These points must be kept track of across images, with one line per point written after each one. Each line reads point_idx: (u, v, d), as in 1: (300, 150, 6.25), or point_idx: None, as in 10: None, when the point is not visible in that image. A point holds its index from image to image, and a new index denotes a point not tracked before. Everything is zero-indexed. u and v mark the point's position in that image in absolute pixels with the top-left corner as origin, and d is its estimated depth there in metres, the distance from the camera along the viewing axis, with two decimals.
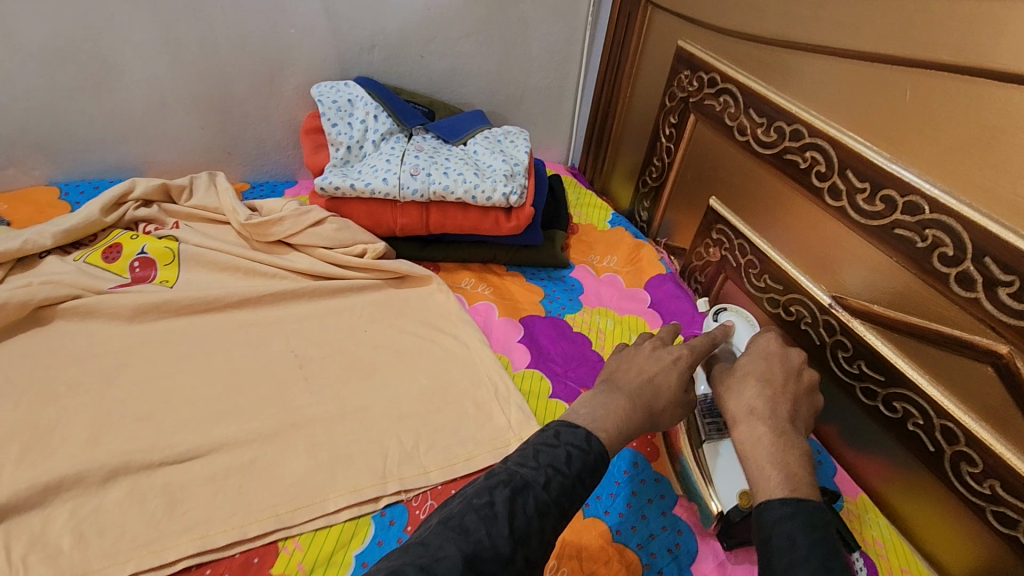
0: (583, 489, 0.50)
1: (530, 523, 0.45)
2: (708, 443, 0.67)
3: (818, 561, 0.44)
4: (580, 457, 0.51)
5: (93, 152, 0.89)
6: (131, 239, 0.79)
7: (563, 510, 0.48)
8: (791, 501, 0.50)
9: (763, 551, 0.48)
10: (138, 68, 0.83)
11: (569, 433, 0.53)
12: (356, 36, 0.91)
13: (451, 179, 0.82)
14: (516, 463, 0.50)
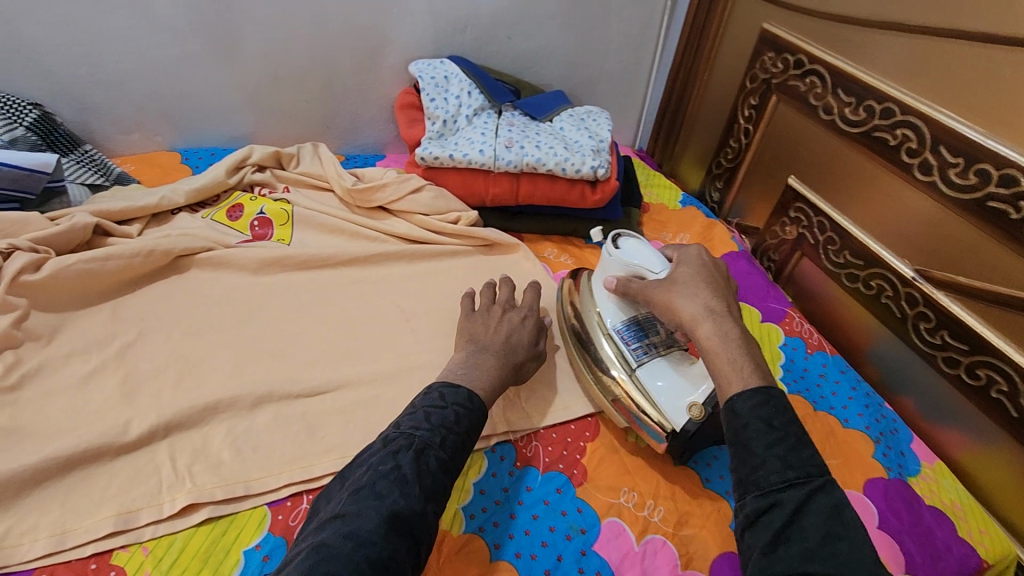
0: (470, 443, 0.56)
1: (435, 479, 0.50)
2: (643, 365, 0.65)
3: (796, 443, 0.47)
4: (465, 414, 0.56)
5: (210, 123, 0.96)
6: (251, 201, 0.86)
7: (460, 461, 0.54)
8: (767, 391, 0.50)
9: (742, 439, 0.48)
10: (257, 43, 0.89)
11: (452, 393, 0.57)
12: (453, 16, 0.96)
13: (543, 152, 0.87)
14: (410, 427, 0.53)
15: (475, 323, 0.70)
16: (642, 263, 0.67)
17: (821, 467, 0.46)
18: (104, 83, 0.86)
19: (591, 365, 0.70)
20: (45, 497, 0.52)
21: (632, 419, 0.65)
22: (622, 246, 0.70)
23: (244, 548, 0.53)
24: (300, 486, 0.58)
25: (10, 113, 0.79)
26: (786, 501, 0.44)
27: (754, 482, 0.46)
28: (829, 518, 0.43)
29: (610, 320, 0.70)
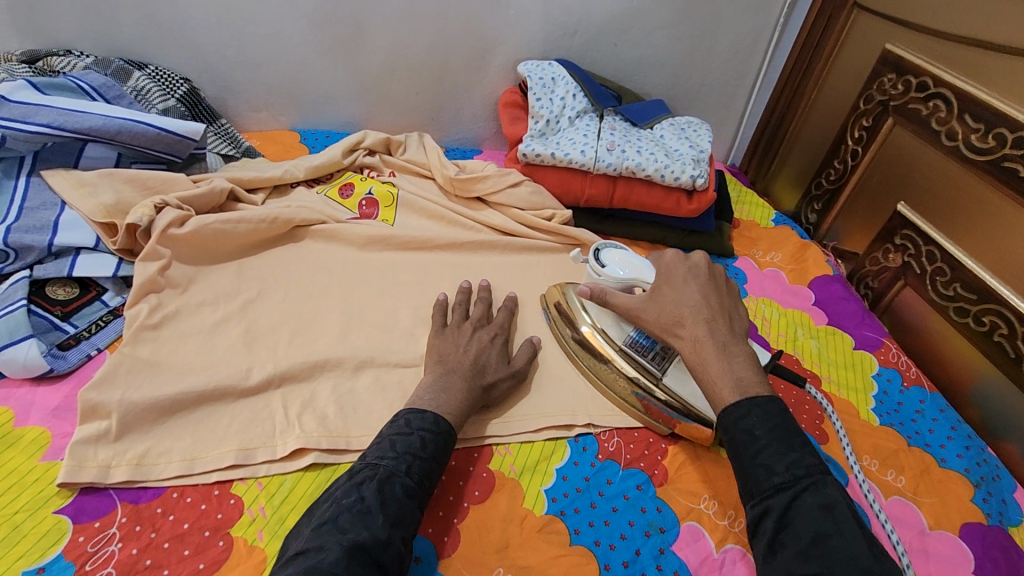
0: (439, 465, 0.55)
1: (399, 506, 0.49)
2: (667, 371, 0.66)
3: (784, 447, 0.49)
4: (433, 437, 0.55)
5: (328, 108, 1.03)
6: (361, 181, 0.92)
7: (427, 488, 0.53)
8: (743, 404, 0.52)
9: (734, 449, 0.51)
10: (379, 36, 0.95)
11: (418, 418, 0.56)
12: (565, 20, 0.98)
13: (644, 157, 0.88)
14: (376, 458, 0.53)
15: (447, 340, 0.67)
16: (634, 274, 0.67)
17: (809, 468, 0.48)
18: (243, 65, 0.95)
19: (614, 383, 0.69)
20: (177, 426, 0.58)
21: (676, 422, 0.66)
22: (608, 262, 0.69)
23: None
24: None
25: (167, 86, 0.89)
26: (773, 508, 0.47)
27: (750, 492, 0.50)
28: (818, 518, 0.46)
29: (618, 335, 0.69)
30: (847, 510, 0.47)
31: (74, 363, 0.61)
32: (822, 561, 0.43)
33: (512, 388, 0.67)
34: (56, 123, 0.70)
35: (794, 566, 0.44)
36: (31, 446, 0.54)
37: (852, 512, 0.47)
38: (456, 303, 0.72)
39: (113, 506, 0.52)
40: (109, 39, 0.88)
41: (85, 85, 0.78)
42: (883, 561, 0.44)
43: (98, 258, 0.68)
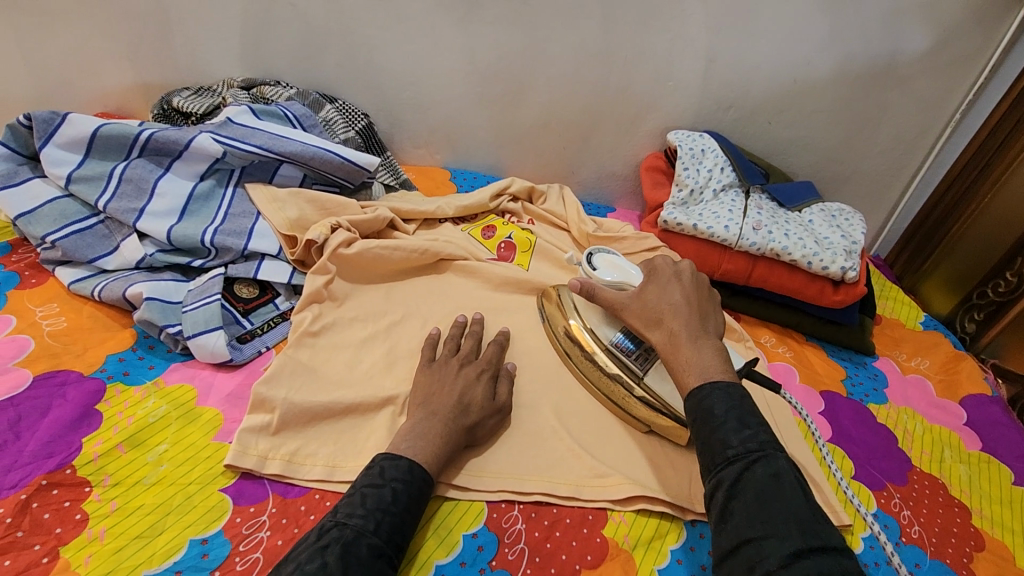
0: (409, 522, 0.52)
1: (365, 567, 0.46)
2: (648, 371, 0.69)
3: (740, 423, 0.50)
4: (405, 489, 0.53)
5: (481, 151, 1.10)
6: (503, 225, 0.96)
7: (397, 547, 0.50)
8: (706, 387, 0.53)
9: (696, 429, 0.52)
10: (541, 94, 1.01)
11: (392, 466, 0.54)
12: (721, 96, 0.99)
13: (792, 242, 0.86)
14: (345, 514, 0.50)
15: (432, 376, 0.66)
16: (622, 277, 0.72)
17: (762, 442, 0.49)
18: (415, 107, 1.04)
19: (598, 380, 0.72)
20: (323, 432, 0.63)
21: (652, 421, 0.68)
22: (598, 265, 0.75)
23: (463, 533, 0.58)
24: (513, 495, 0.62)
25: (349, 119, 0.99)
26: (724, 479, 0.48)
27: (710, 466, 0.50)
28: (767, 486, 0.46)
29: (605, 335, 0.72)
30: (795, 481, 0.47)
31: (248, 356, 0.68)
32: (765, 522, 0.44)
33: (496, 425, 0.66)
34: (266, 145, 0.80)
35: (744, 532, 0.44)
36: (208, 425, 0.61)
37: (801, 484, 0.47)
38: (447, 337, 0.71)
39: (266, 495, 0.57)
40: (312, 75, 1.00)
41: (291, 114, 0.88)
42: (826, 526, 0.44)
43: (278, 265, 0.77)
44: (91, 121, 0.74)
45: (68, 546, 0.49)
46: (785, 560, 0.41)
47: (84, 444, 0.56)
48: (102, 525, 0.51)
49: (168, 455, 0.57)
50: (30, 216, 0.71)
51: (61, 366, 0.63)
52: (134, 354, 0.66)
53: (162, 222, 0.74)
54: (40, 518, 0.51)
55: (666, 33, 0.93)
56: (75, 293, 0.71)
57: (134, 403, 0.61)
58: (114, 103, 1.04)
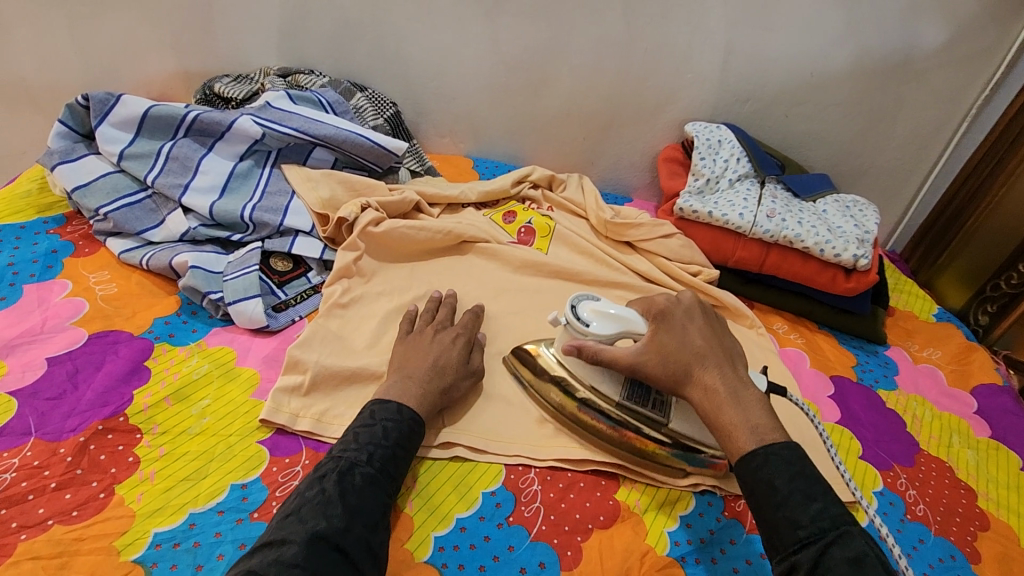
0: (404, 453, 0.57)
1: (361, 493, 0.52)
2: (671, 418, 0.64)
3: (805, 497, 0.50)
4: (395, 426, 0.57)
5: (503, 141, 1.13)
6: (523, 210, 0.99)
7: (391, 476, 0.55)
8: (760, 453, 0.53)
9: (757, 504, 0.52)
10: (563, 86, 1.04)
11: (381, 408, 0.59)
12: (739, 89, 1.02)
13: (805, 229, 0.88)
14: (339, 450, 0.55)
15: (408, 347, 0.68)
16: (622, 327, 0.62)
17: (834, 519, 0.48)
18: (441, 97, 1.08)
19: (619, 442, 0.65)
20: (351, 394, 0.66)
21: (685, 464, 0.65)
22: (590, 320, 0.64)
23: (482, 491, 0.61)
24: (529, 458, 0.65)
25: (378, 107, 1.04)
26: (800, 564, 0.47)
27: (778, 547, 0.49)
28: (846, 568, 0.45)
29: (613, 393, 0.65)
30: (875, 559, 0.46)
31: (282, 324, 0.73)
32: None
33: (470, 389, 0.68)
34: (301, 128, 0.85)
35: None
36: (246, 383, 0.65)
37: (881, 563, 0.46)
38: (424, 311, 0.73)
39: (299, 448, 0.61)
40: (344, 64, 1.05)
41: (324, 99, 0.93)
42: None
43: (310, 241, 0.81)
44: (141, 102, 0.80)
45: (122, 483, 0.54)
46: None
47: (135, 396, 0.61)
48: (152, 468, 0.56)
49: (210, 409, 0.62)
50: (86, 189, 0.77)
51: (113, 327, 0.67)
52: (178, 318, 0.71)
53: (204, 198, 0.79)
54: (97, 459, 0.55)
55: (686, 27, 0.95)
56: (124, 262, 0.76)
57: (179, 361, 0.66)
58: (156, 90, 1.09)
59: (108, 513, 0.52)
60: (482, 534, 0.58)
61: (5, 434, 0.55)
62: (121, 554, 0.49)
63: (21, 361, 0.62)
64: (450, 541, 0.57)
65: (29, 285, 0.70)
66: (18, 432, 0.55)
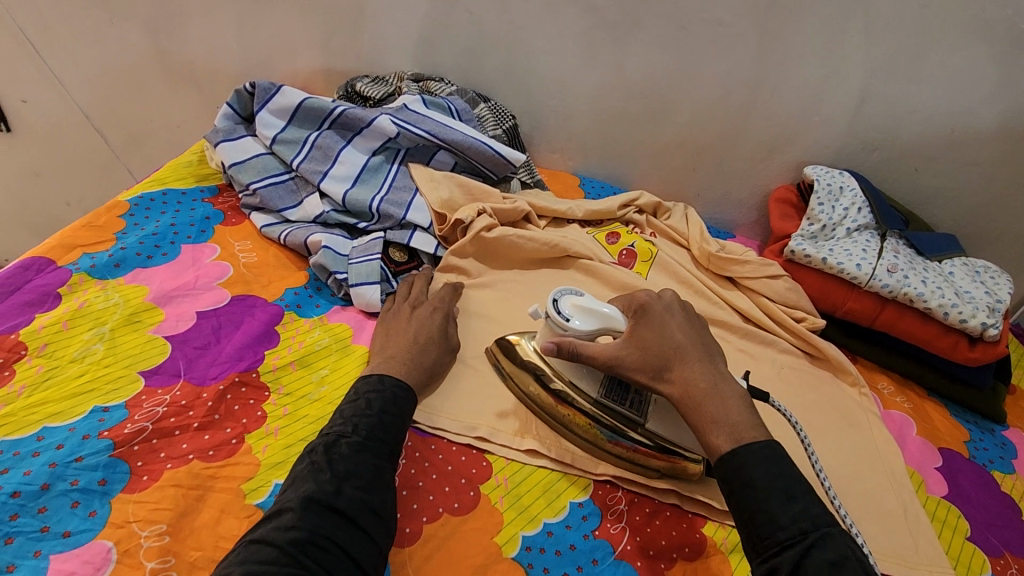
0: (389, 419, 0.58)
1: (348, 460, 0.53)
2: (648, 417, 0.64)
3: (786, 497, 0.50)
4: (378, 397, 0.59)
5: (611, 163, 1.15)
6: (626, 233, 0.99)
7: (380, 440, 0.56)
8: (740, 453, 0.53)
9: (736, 504, 0.52)
10: (682, 115, 1.05)
11: (363, 385, 0.61)
12: (868, 136, 0.99)
13: (929, 289, 0.84)
14: (329, 427, 0.57)
15: (387, 327, 0.71)
16: (602, 324, 0.64)
17: (814, 520, 0.48)
18: (558, 115, 1.11)
19: (590, 437, 0.66)
20: (448, 387, 0.70)
21: (659, 466, 0.64)
22: (570, 315, 0.65)
23: (570, 500, 0.62)
24: (617, 477, 0.65)
25: (499, 118, 1.08)
26: (780, 565, 0.47)
27: (757, 548, 0.49)
28: (827, 572, 0.45)
29: (594, 389, 0.66)
30: (855, 562, 0.46)
31: None
32: None
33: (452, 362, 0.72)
34: (433, 132, 0.90)
35: None
36: (359, 359, 0.70)
37: (861, 566, 0.46)
38: (402, 286, 0.77)
39: None
40: (472, 75, 1.11)
41: (453, 107, 0.98)
42: None
43: (426, 237, 0.86)
44: (299, 94, 0.88)
45: (251, 433, 0.59)
46: None
47: (266, 356, 0.67)
48: (276, 424, 0.61)
49: (327, 378, 0.67)
50: (241, 165, 0.86)
51: (251, 292, 0.74)
52: (306, 291, 0.78)
53: (339, 186, 0.85)
54: (232, 408, 0.61)
55: (820, 68, 0.93)
56: (264, 235, 0.83)
57: (304, 331, 0.71)
58: (301, 83, 1.20)
59: (238, 458, 0.57)
60: (568, 543, 0.58)
61: (160, 373, 0.62)
62: (247, 497, 0.54)
63: (175, 311, 0.69)
64: (537, 542, 0.58)
65: (187, 244, 0.78)
66: (170, 373, 0.62)
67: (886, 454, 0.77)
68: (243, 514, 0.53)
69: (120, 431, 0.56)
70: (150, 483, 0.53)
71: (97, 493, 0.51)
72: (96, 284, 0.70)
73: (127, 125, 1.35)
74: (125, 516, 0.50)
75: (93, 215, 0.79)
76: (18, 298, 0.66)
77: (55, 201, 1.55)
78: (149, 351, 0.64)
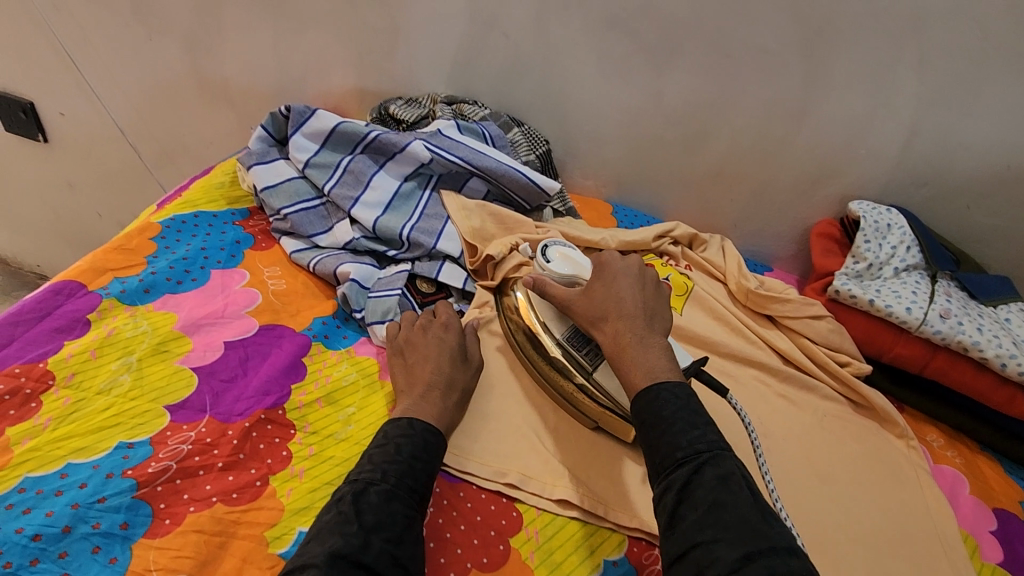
0: (421, 466, 0.56)
1: (378, 511, 0.51)
2: (596, 367, 0.68)
3: (688, 424, 0.53)
4: (409, 442, 0.57)
5: (645, 191, 1.12)
6: (662, 266, 0.95)
7: (410, 489, 0.54)
8: (653, 388, 0.56)
9: (643, 430, 0.55)
10: (721, 145, 1.02)
11: (393, 427, 0.58)
12: (917, 172, 0.94)
13: (985, 338, 0.80)
14: (355, 473, 0.55)
15: (404, 364, 0.68)
16: (574, 271, 0.74)
17: (710, 443, 0.52)
18: (592, 141, 1.09)
19: (546, 371, 0.72)
20: (477, 430, 0.67)
21: (595, 412, 0.68)
22: (552, 258, 0.76)
23: (604, 558, 0.59)
24: (653, 535, 0.61)
25: (532, 143, 1.06)
26: (674, 482, 0.50)
27: (657, 468, 0.52)
28: (717, 488, 0.48)
29: (559, 330, 0.71)
30: (743, 481, 0.49)
31: None
32: (716, 528, 0.46)
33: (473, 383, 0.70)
34: (467, 158, 0.88)
35: (693, 538, 0.46)
36: (387, 396, 0.68)
37: (746, 483, 0.49)
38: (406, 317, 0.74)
39: None
40: (506, 99, 1.09)
41: (487, 132, 0.97)
42: (772, 525, 0.46)
43: (455, 269, 0.84)
44: (333, 118, 0.87)
45: (276, 475, 0.57)
46: (736, 562, 0.43)
47: (293, 391, 0.65)
48: (302, 466, 0.59)
49: (354, 417, 0.65)
50: (273, 189, 0.86)
51: (279, 321, 0.73)
52: (334, 321, 0.76)
53: (370, 212, 0.84)
54: (257, 447, 0.59)
55: (870, 101, 0.90)
56: (293, 262, 0.82)
57: (331, 364, 0.70)
58: (334, 102, 1.20)
59: (262, 502, 0.55)
60: None
61: (186, 407, 0.61)
62: (270, 547, 0.52)
63: (203, 341, 0.68)
64: None
65: (216, 270, 0.77)
66: (195, 408, 0.61)
67: (937, 515, 0.72)
68: (265, 565, 0.51)
69: (144, 471, 0.54)
70: (172, 528, 0.51)
71: (119, 537, 0.50)
72: (126, 310, 0.69)
73: (160, 140, 1.36)
74: (146, 564, 0.49)
75: (125, 238, 0.79)
76: (48, 324, 0.65)
77: (86, 212, 1.56)
78: (175, 383, 0.62)
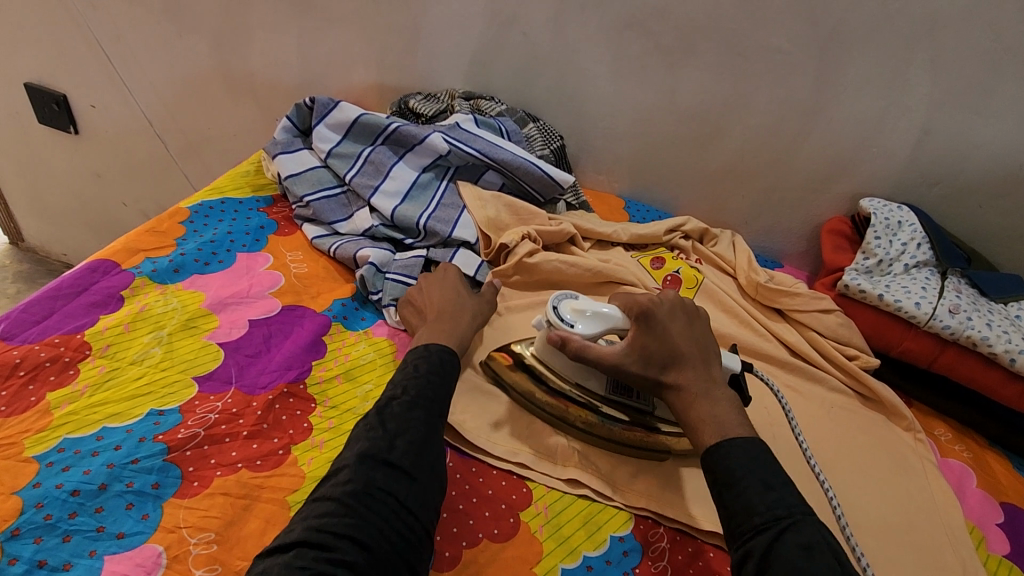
0: (439, 380, 0.59)
1: (400, 418, 0.54)
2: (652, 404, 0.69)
3: (764, 485, 0.51)
4: (425, 362, 0.60)
5: (658, 187, 1.14)
6: (672, 259, 0.97)
7: (431, 398, 0.57)
8: (724, 445, 0.54)
9: (717, 494, 0.53)
10: (733, 142, 1.03)
11: (411, 353, 0.63)
12: (930, 170, 0.95)
13: (994, 333, 0.80)
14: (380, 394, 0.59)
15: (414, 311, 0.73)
16: (605, 325, 0.65)
17: (789, 507, 0.50)
18: (606, 137, 1.11)
19: (598, 430, 0.68)
20: (489, 409, 0.69)
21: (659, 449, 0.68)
22: (574, 321, 0.66)
23: (611, 534, 0.61)
24: (659, 514, 0.63)
25: (547, 138, 1.09)
26: (754, 549, 0.48)
27: (734, 535, 0.50)
28: (799, 555, 0.46)
29: (598, 385, 0.69)
30: (828, 549, 0.47)
31: None
32: None
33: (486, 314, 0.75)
34: (483, 151, 0.90)
35: None
36: None
37: (832, 550, 0.47)
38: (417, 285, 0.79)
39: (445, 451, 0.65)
40: (522, 95, 1.11)
41: (503, 127, 0.99)
42: None
43: (470, 256, 0.85)
44: (355, 110, 0.90)
45: (297, 445, 0.60)
46: None
47: (313, 367, 0.68)
48: (321, 437, 0.61)
49: (372, 394, 0.67)
50: (296, 177, 0.89)
51: (301, 302, 0.76)
52: (353, 303, 0.79)
53: (389, 201, 0.87)
54: (279, 418, 0.62)
55: (883, 99, 0.91)
56: (314, 247, 0.85)
57: (350, 344, 0.72)
58: (354, 97, 1.23)
59: (283, 469, 0.57)
60: None
61: (212, 379, 0.64)
62: (291, 509, 0.54)
63: (229, 318, 0.71)
64: None
65: (242, 253, 0.80)
66: (221, 379, 0.64)
67: (943, 506, 0.73)
68: None
69: (174, 436, 0.57)
70: (199, 490, 0.54)
71: (151, 496, 0.52)
72: (157, 288, 0.73)
73: (186, 132, 1.40)
74: (176, 521, 0.51)
75: (156, 221, 0.82)
76: (85, 299, 0.69)
77: (113, 201, 1.61)
78: (203, 357, 0.65)
